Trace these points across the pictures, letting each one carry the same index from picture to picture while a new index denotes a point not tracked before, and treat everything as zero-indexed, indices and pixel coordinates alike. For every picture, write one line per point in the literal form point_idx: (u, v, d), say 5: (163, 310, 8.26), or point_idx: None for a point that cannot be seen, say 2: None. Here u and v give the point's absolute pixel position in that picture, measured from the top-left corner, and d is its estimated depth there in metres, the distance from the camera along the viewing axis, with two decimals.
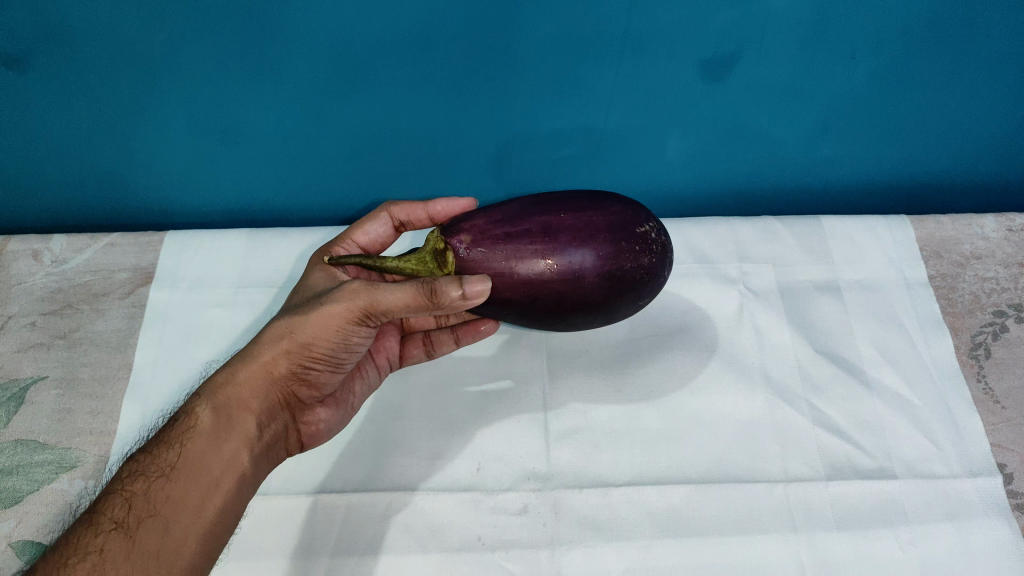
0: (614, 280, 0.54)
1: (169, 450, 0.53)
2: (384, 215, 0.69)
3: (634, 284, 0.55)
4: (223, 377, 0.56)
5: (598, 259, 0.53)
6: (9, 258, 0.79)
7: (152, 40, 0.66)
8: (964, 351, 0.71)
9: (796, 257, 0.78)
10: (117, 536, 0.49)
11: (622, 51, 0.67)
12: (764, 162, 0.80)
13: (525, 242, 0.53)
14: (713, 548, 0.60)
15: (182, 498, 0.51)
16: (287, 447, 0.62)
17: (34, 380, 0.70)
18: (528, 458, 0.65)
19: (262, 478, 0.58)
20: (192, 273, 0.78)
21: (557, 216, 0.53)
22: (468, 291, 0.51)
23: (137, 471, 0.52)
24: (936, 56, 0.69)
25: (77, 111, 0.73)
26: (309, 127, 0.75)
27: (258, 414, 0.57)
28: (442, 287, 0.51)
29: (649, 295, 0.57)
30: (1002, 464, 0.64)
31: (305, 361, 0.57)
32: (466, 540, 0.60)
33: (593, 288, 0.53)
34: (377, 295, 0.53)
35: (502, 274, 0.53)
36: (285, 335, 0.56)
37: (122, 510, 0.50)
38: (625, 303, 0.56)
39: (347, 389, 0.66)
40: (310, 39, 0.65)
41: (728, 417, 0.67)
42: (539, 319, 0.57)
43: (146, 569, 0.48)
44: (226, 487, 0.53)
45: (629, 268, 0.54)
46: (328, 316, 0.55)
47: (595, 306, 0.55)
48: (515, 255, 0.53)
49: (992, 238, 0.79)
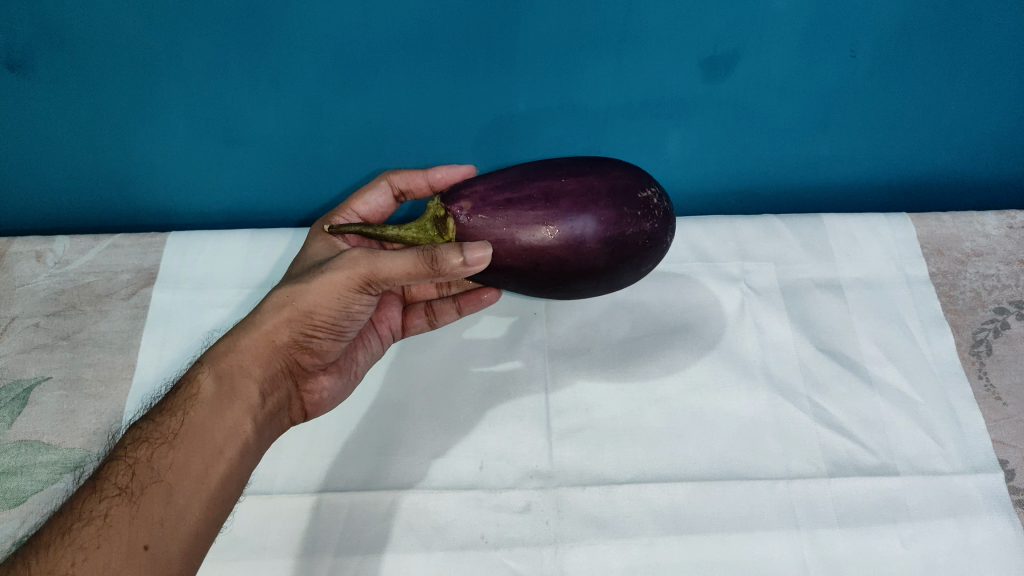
0: (616, 246, 0.53)
1: (172, 418, 0.51)
2: (383, 184, 0.69)
3: (637, 250, 0.54)
4: (225, 347, 0.56)
5: (600, 225, 0.52)
6: (12, 259, 0.79)
7: (153, 41, 0.66)
8: (965, 349, 0.71)
9: (797, 254, 0.79)
10: (122, 501, 0.47)
11: (622, 49, 0.67)
12: (766, 158, 0.80)
13: (526, 208, 0.52)
14: (715, 546, 0.60)
15: (186, 464, 0.50)
16: (292, 415, 0.62)
17: (38, 382, 0.70)
18: (530, 456, 0.65)
19: (265, 448, 0.57)
20: (196, 273, 0.78)
21: (558, 181, 0.53)
22: (470, 258, 0.50)
23: (141, 439, 0.50)
24: (934, 54, 0.69)
25: (79, 112, 0.73)
26: (310, 126, 0.75)
27: (261, 381, 0.56)
28: (442, 254, 0.51)
29: (652, 262, 0.57)
30: (1004, 460, 0.64)
31: (307, 329, 0.57)
32: (469, 539, 0.61)
33: (595, 254, 0.53)
34: (377, 262, 0.52)
35: (502, 241, 0.53)
36: (286, 303, 0.55)
37: (126, 476, 0.48)
38: (628, 270, 0.55)
39: (350, 358, 0.67)
40: (311, 39, 0.66)
41: (730, 415, 0.67)
42: (540, 286, 0.56)
43: (150, 535, 0.47)
44: (230, 454, 0.52)
45: (631, 233, 0.53)
46: (329, 283, 0.54)
47: (597, 273, 0.54)
48: (516, 221, 0.52)
49: (993, 235, 0.79)
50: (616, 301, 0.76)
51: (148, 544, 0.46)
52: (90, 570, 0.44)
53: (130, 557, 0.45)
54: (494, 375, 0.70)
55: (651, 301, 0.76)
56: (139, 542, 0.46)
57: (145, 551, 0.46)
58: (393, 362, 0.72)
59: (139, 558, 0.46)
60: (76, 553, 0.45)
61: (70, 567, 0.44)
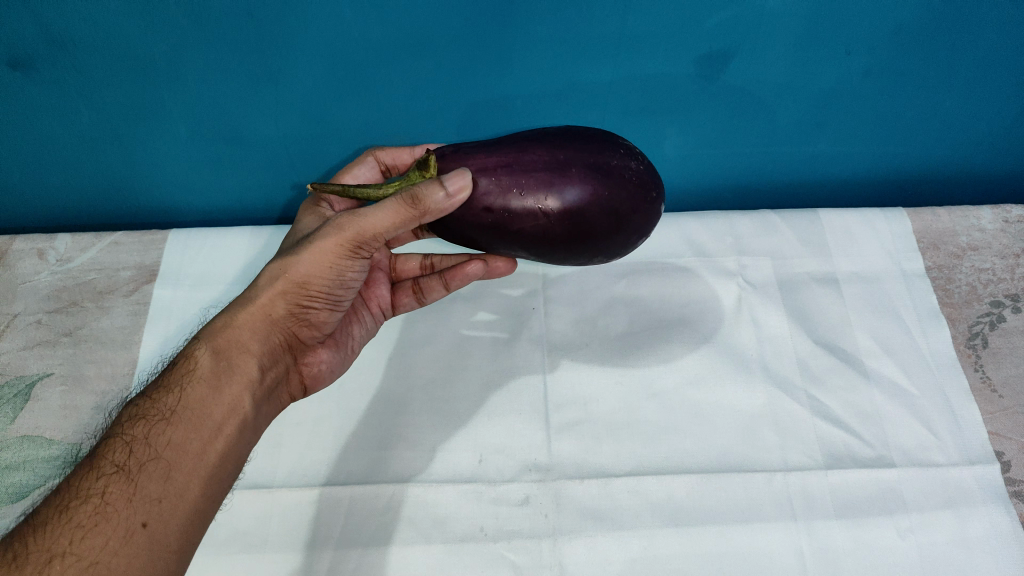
0: (602, 174, 0.52)
1: (169, 394, 0.51)
2: (370, 159, 0.69)
3: (626, 183, 0.53)
4: (221, 323, 0.56)
5: (583, 153, 0.52)
6: (14, 257, 0.80)
7: (154, 41, 0.67)
8: (961, 342, 0.72)
9: (795, 250, 0.79)
10: (119, 479, 0.47)
11: (619, 47, 0.68)
12: (763, 156, 0.81)
13: (507, 144, 0.53)
14: (714, 537, 0.60)
15: (184, 441, 0.49)
16: (291, 390, 0.63)
17: (40, 377, 0.71)
18: (529, 450, 0.65)
19: (265, 422, 0.57)
20: (196, 270, 0.79)
21: (538, 130, 0.55)
22: (452, 189, 0.49)
23: (138, 416, 0.51)
24: (931, 52, 0.70)
25: (80, 112, 0.74)
26: (311, 125, 0.75)
27: (260, 356, 0.56)
28: (424, 191, 0.50)
29: (648, 213, 0.55)
30: (1000, 452, 0.65)
31: (303, 301, 0.57)
32: (469, 532, 0.61)
33: (582, 179, 0.51)
34: (361, 222, 0.53)
35: (485, 168, 0.52)
36: (279, 275, 0.56)
37: (124, 454, 0.48)
38: (622, 211, 0.53)
39: (347, 332, 0.68)
40: (309, 38, 0.66)
41: (728, 409, 0.68)
42: (530, 228, 0.52)
43: (148, 513, 0.46)
44: (229, 430, 0.52)
45: (617, 164, 0.53)
46: (320, 251, 0.55)
47: (588, 206, 0.52)
48: (498, 152, 0.52)
49: (989, 229, 0.79)
50: (615, 295, 0.76)
51: (146, 522, 0.46)
52: (88, 548, 0.44)
53: (128, 536, 0.45)
54: (493, 368, 0.71)
55: (649, 295, 0.76)
56: (137, 520, 0.46)
57: (143, 529, 0.46)
58: (393, 358, 0.72)
59: (137, 537, 0.45)
60: (74, 531, 0.45)
61: (68, 546, 0.44)
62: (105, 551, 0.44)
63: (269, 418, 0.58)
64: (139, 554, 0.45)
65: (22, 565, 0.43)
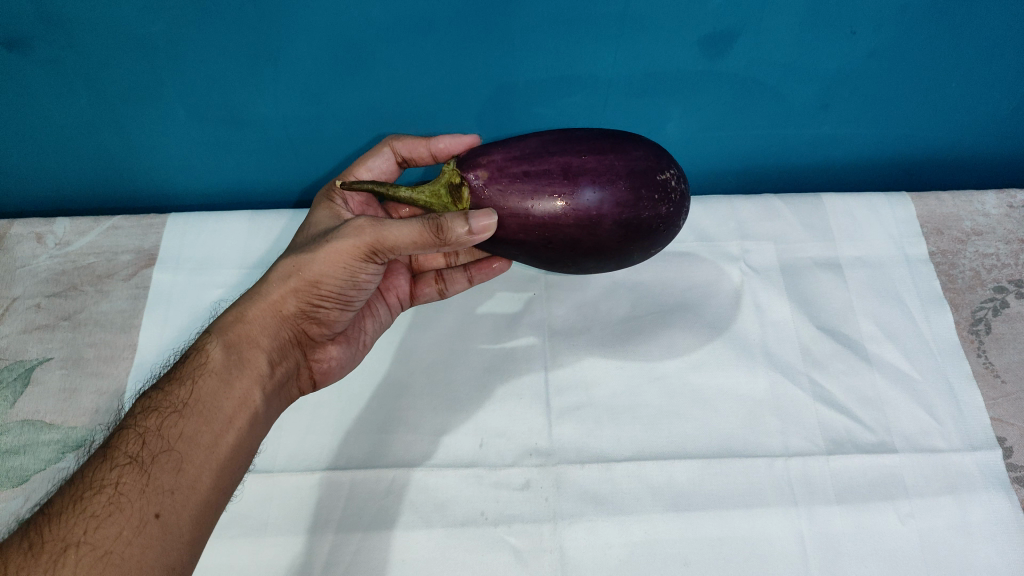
0: (629, 229, 0.53)
1: (181, 386, 0.51)
2: (387, 150, 0.68)
3: (650, 231, 0.54)
4: (232, 317, 0.56)
5: (616, 206, 0.51)
6: (12, 240, 0.79)
7: (152, 21, 0.66)
8: (965, 327, 0.71)
9: (798, 234, 0.79)
10: (133, 470, 0.47)
11: (621, 27, 0.67)
12: (765, 141, 0.80)
13: (543, 181, 0.51)
14: (714, 521, 0.60)
15: (196, 433, 0.49)
16: (300, 385, 0.63)
17: (41, 361, 0.71)
18: (530, 434, 0.65)
19: (275, 417, 0.57)
20: (195, 255, 0.78)
21: (578, 156, 0.51)
22: (475, 227, 0.50)
23: (151, 408, 0.50)
24: (939, 32, 0.69)
25: (79, 94, 0.73)
26: (311, 108, 0.75)
27: (269, 352, 0.56)
28: (447, 224, 0.50)
29: (660, 245, 0.57)
30: (1002, 438, 0.64)
31: (314, 299, 0.57)
32: (469, 515, 0.61)
33: (607, 234, 0.52)
34: (378, 230, 0.53)
35: (517, 215, 0.52)
36: (292, 273, 0.55)
37: (137, 445, 0.48)
38: (636, 250, 0.55)
39: (358, 328, 0.67)
40: (307, 18, 0.65)
41: (729, 393, 0.68)
42: (549, 259, 0.55)
43: (161, 503, 0.46)
44: (240, 424, 0.52)
45: (645, 216, 0.53)
46: (334, 252, 0.54)
47: (607, 252, 0.54)
48: (533, 196, 0.51)
49: (993, 214, 0.79)
50: (616, 281, 0.76)
51: (159, 513, 0.46)
52: (102, 538, 0.44)
53: (141, 526, 0.45)
54: (494, 351, 0.71)
55: (651, 280, 0.76)
56: (150, 510, 0.46)
57: (156, 520, 0.46)
58: (399, 343, 0.71)
59: (151, 528, 0.45)
60: (88, 521, 0.45)
61: (83, 536, 0.44)
62: (119, 540, 0.44)
63: (278, 413, 0.58)
64: (152, 544, 0.45)
65: (36, 555, 0.43)
